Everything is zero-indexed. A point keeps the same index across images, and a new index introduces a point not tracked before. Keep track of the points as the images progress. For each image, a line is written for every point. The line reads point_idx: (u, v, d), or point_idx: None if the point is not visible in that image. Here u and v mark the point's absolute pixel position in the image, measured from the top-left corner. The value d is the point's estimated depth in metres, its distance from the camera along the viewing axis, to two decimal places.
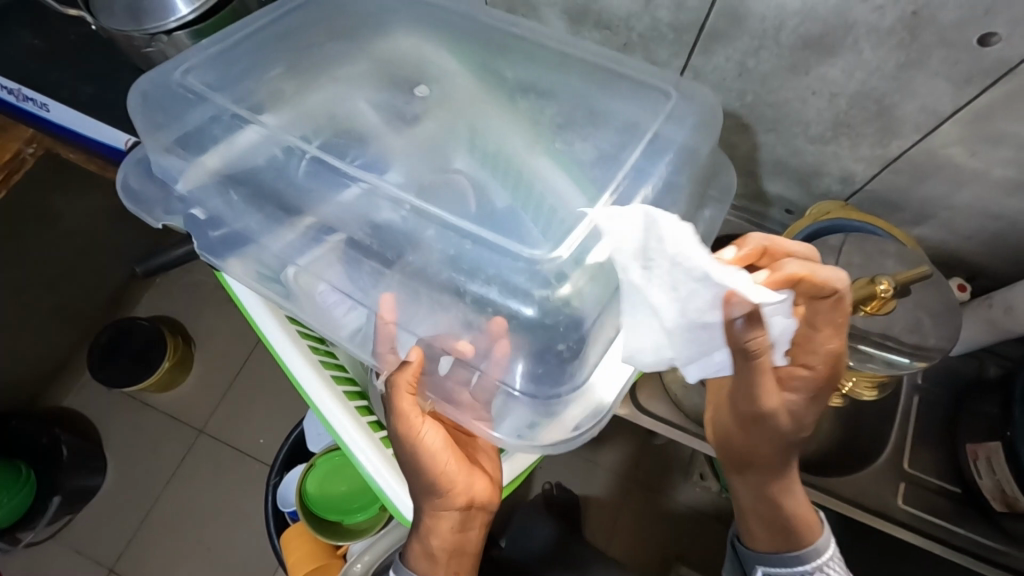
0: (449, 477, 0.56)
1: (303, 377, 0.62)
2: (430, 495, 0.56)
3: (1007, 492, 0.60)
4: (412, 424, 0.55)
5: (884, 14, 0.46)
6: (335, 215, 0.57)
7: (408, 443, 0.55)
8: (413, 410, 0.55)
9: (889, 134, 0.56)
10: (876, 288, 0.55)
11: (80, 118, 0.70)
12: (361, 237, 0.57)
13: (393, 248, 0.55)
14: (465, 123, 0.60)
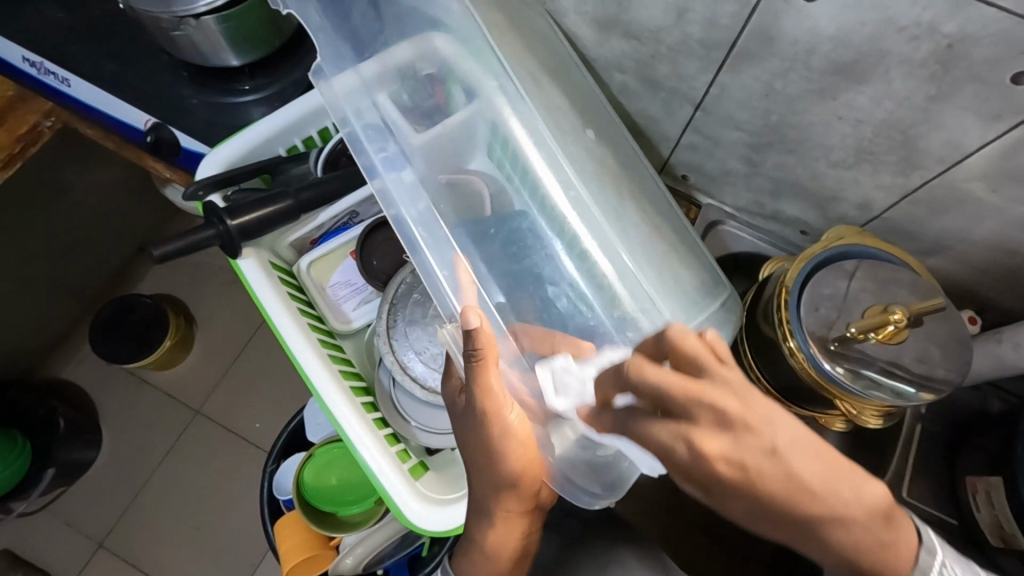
0: (527, 475, 0.51)
1: (312, 372, 0.59)
2: (502, 493, 0.51)
3: (1004, 528, 0.61)
4: (500, 412, 0.49)
5: (918, 46, 0.46)
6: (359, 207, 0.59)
7: (495, 437, 0.49)
8: (496, 389, 0.49)
9: (912, 165, 0.56)
10: (889, 317, 0.56)
11: (100, 94, 0.70)
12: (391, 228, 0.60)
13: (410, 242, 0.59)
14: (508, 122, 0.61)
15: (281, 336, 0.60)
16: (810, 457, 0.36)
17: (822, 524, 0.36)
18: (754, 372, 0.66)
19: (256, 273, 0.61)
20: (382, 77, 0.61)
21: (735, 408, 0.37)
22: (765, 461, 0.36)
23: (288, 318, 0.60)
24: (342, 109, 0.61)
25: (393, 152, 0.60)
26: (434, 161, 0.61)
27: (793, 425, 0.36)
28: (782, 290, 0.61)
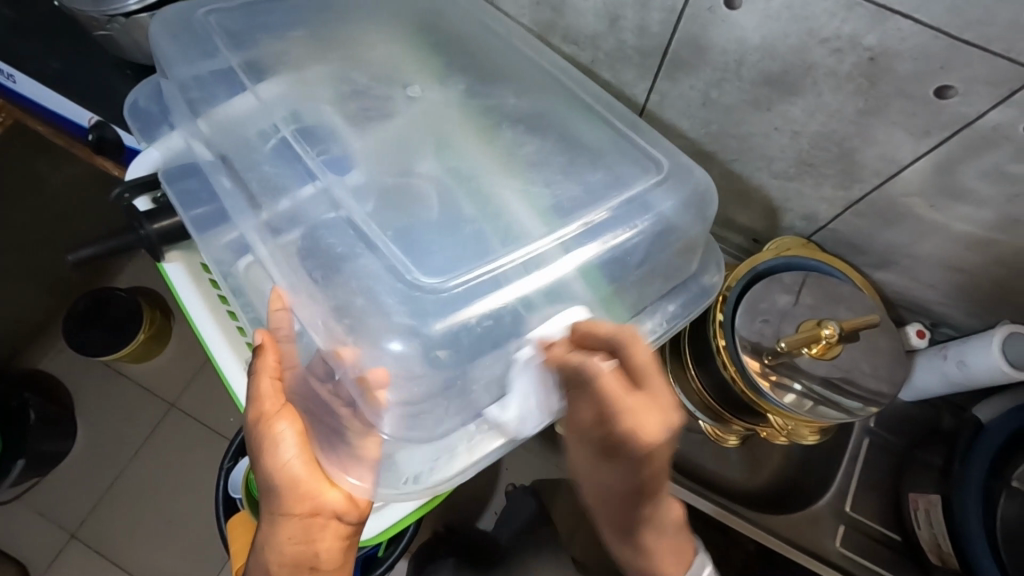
0: (291, 481, 0.53)
1: (231, 375, 0.59)
2: (273, 494, 0.53)
3: (942, 547, 0.59)
4: (265, 416, 0.52)
5: (842, 59, 0.45)
6: (283, 217, 0.49)
7: (261, 440, 0.52)
8: (268, 396, 0.52)
9: (851, 177, 0.55)
10: (821, 331, 0.55)
11: (41, 90, 0.70)
12: (314, 240, 0.48)
13: (344, 253, 0.47)
14: (440, 131, 0.55)
15: (204, 339, 0.60)
16: (638, 419, 0.42)
17: (644, 500, 0.46)
18: (696, 382, 0.66)
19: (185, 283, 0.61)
20: (319, 78, 0.55)
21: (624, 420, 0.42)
22: (631, 403, 0.43)
23: (212, 322, 0.61)
24: (251, 120, 0.52)
25: (338, 150, 0.52)
26: (384, 160, 0.53)
27: (662, 427, 0.42)
28: (719, 298, 0.61)
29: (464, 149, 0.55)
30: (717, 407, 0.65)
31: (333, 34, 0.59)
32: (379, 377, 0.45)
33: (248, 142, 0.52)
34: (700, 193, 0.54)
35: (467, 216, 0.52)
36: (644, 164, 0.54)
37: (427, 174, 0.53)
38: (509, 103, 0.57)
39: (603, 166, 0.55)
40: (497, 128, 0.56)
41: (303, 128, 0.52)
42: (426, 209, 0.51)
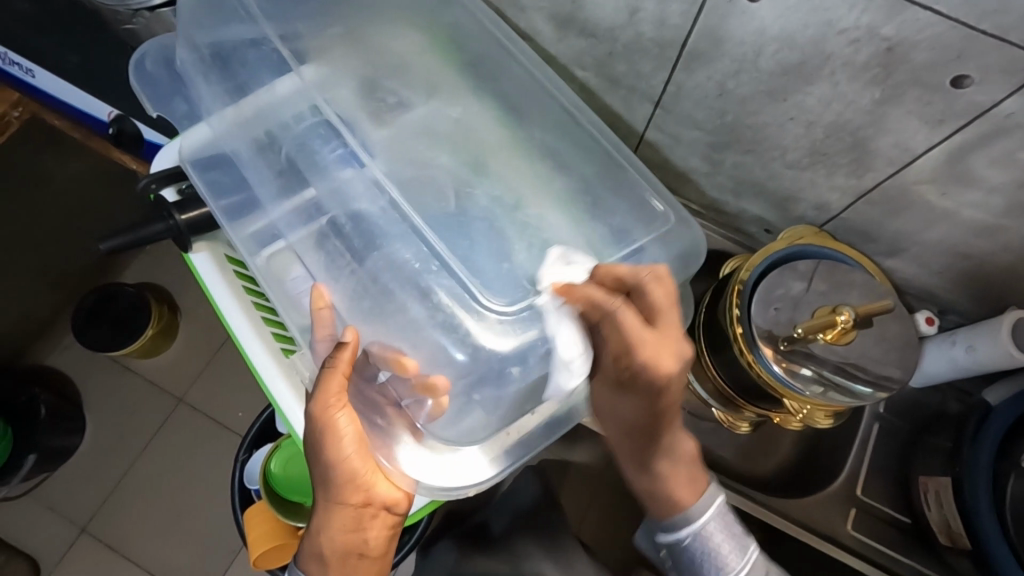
0: (350, 474, 0.52)
1: (260, 363, 0.60)
2: (328, 486, 0.53)
3: (952, 527, 0.61)
4: (327, 408, 0.51)
5: (859, 49, 0.46)
6: (326, 193, 0.56)
7: (320, 431, 0.51)
8: (335, 393, 0.50)
9: (864, 166, 0.56)
10: (836, 318, 0.57)
11: (64, 87, 0.71)
12: (341, 225, 0.56)
13: (365, 240, 0.55)
14: (467, 125, 0.60)
15: (233, 330, 0.61)
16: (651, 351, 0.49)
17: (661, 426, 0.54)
18: (712, 368, 0.67)
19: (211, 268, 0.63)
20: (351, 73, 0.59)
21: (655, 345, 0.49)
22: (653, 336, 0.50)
23: (239, 312, 0.61)
24: (296, 109, 0.57)
25: (364, 141, 0.57)
26: (404, 159, 0.57)
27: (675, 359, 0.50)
28: (735, 286, 0.62)
29: (503, 150, 0.59)
30: (731, 392, 0.66)
31: (351, 34, 0.61)
32: (416, 369, 0.52)
33: (290, 122, 0.57)
34: (692, 244, 0.59)
35: (483, 207, 0.57)
36: (642, 212, 0.58)
37: (461, 179, 0.57)
38: (539, 123, 0.60)
39: (608, 215, 0.58)
40: (527, 139, 0.60)
41: (343, 117, 0.57)
42: (440, 201, 0.56)
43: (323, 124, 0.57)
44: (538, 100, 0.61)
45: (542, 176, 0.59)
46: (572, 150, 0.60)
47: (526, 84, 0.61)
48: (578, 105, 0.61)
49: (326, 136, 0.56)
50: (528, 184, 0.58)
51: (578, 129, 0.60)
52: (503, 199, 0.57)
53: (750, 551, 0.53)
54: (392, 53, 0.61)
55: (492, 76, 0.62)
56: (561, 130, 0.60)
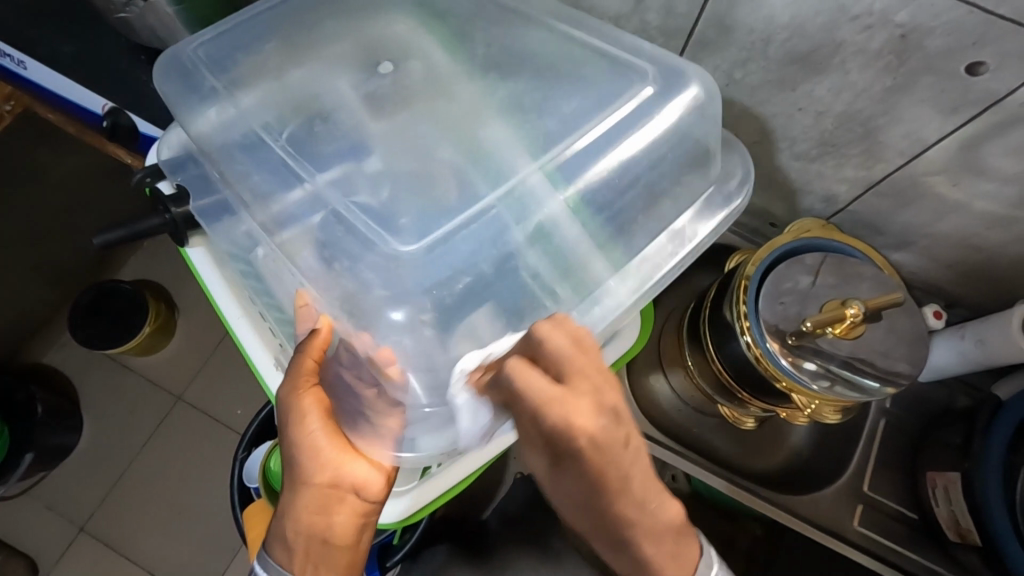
0: (318, 455, 0.51)
1: (254, 353, 0.61)
2: (296, 468, 0.52)
3: (960, 524, 0.60)
4: (295, 390, 0.51)
5: (872, 37, 0.45)
6: (283, 214, 0.51)
7: (287, 412, 0.51)
8: (303, 372, 0.51)
9: (874, 157, 0.55)
10: (846, 312, 0.55)
11: (54, 76, 0.69)
12: (324, 232, 0.50)
13: (351, 244, 0.49)
14: (471, 109, 0.56)
15: (227, 320, 0.63)
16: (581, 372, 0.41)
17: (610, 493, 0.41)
18: (717, 363, 0.66)
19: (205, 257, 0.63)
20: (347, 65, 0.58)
21: (565, 374, 0.41)
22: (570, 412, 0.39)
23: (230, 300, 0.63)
24: (255, 120, 0.55)
25: (352, 141, 0.54)
26: (403, 152, 0.54)
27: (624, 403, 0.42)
28: (742, 281, 0.61)
29: (485, 123, 0.55)
30: (737, 387, 0.65)
31: (292, 44, 0.59)
32: (364, 344, 0.48)
33: (253, 139, 0.54)
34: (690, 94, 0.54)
35: (487, 199, 0.51)
36: (623, 75, 0.55)
37: (448, 161, 0.54)
38: (519, 85, 0.56)
39: (585, 99, 0.54)
40: (512, 103, 0.56)
41: (309, 130, 0.55)
42: (441, 198, 0.51)
43: (246, 145, 0.54)
44: (533, 57, 0.57)
45: (526, 124, 0.54)
46: (559, 73, 0.56)
47: (518, 44, 0.57)
48: (557, 39, 0.57)
49: (254, 148, 0.54)
50: (505, 145, 0.54)
51: (559, 52, 0.57)
52: (482, 161, 0.54)
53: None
54: (400, 41, 0.60)
55: (484, 51, 0.58)
56: (546, 68, 0.56)
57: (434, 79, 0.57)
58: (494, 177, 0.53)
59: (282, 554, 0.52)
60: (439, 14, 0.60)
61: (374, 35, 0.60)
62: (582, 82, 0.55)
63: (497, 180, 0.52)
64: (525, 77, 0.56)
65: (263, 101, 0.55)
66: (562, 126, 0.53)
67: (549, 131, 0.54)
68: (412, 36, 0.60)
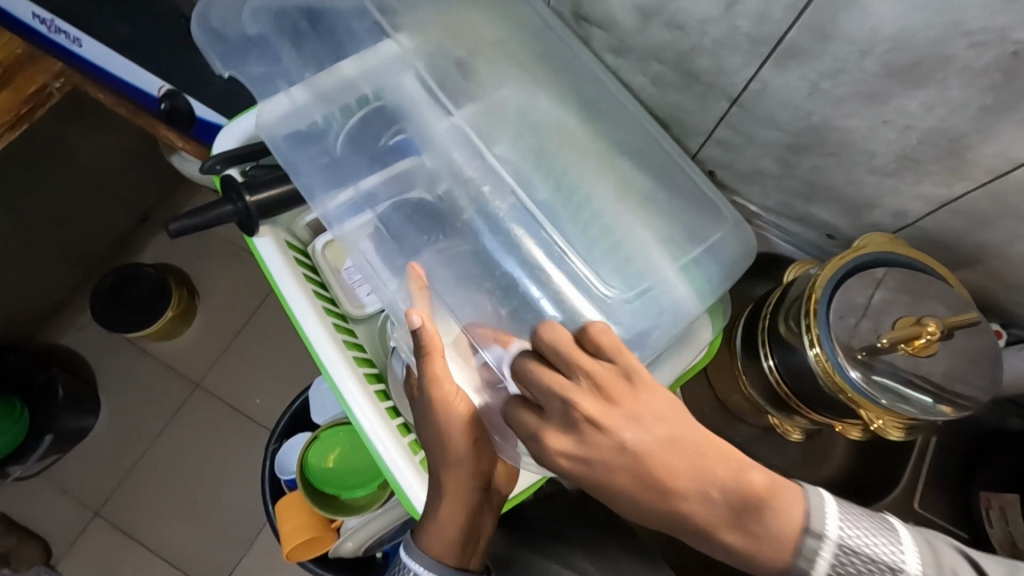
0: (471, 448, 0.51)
1: (318, 348, 0.60)
2: (448, 460, 0.51)
3: (1019, 545, 0.60)
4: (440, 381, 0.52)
5: (982, 53, 0.44)
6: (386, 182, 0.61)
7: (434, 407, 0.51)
8: (444, 376, 0.52)
9: (957, 175, 0.54)
10: (923, 329, 0.55)
11: (113, 57, 0.67)
12: (414, 211, 0.61)
13: (433, 227, 0.61)
14: (526, 112, 0.61)
15: (290, 310, 0.61)
16: (664, 452, 0.39)
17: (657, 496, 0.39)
18: (774, 374, 0.66)
19: (273, 250, 0.62)
20: (420, 51, 0.62)
21: (655, 462, 0.39)
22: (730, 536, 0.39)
23: (297, 291, 0.61)
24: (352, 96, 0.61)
25: (421, 132, 0.61)
26: (466, 138, 0.60)
27: (659, 424, 0.39)
28: (811, 297, 0.59)
29: (544, 122, 0.61)
30: (792, 398, 0.65)
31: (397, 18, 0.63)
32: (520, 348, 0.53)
33: (352, 108, 0.62)
34: (747, 247, 0.62)
35: (542, 198, 0.59)
36: (707, 228, 0.61)
37: (502, 149, 0.61)
38: (585, 92, 0.64)
39: (663, 187, 0.62)
40: (603, 142, 0.62)
41: (396, 106, 0.61)
42: (501, 185, 0.60)
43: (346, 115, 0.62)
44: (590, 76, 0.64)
45: (616, 175, 0.61)
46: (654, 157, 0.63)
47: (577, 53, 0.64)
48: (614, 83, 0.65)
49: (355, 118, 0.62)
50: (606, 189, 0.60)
51: (641, 124, 0.64)
52: (540, 153, 0.60)
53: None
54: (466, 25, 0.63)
55: (544, 60, 0.64)
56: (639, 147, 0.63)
57: (496, 74, 0.62)
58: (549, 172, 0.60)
59: (427, 546, 0.50)
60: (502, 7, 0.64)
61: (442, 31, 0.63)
62: (647, 153, 0.63)
63: (590, 226, 0.59)
64: (581, 94, 0.63)
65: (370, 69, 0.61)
66: (661, 210, 0.61)
67: (615, 181, 0.61)
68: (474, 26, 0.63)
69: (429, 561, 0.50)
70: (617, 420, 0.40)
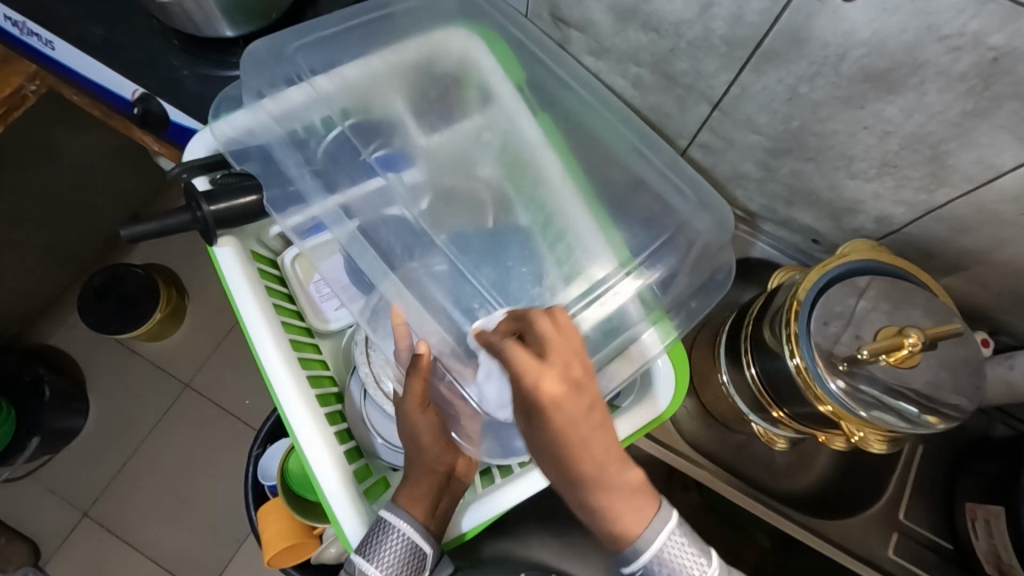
0: (436, 449, 0.56)
1: (272, 370, 0.59)
2: (417, 456, 0.56)
3: (1002, 558, 0.59)
4: (415, 404, 0.55)
5: (959, 58, 0.43)
6: (364, 199, 0.57)
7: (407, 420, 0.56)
8: (421, 395, 0.55)
9: (939, 181, 0.53)
10: (904, 340, 0.54)
11: (84, 59, 0.66)
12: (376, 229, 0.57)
13: (402, 251, 0.56)
14: (509, 140, 0.61)
15: (246, 327, 0.60)
16: (594, 433, 0.46)
17: (570, 453, 0.46)
18: (756, 382, 0.65)
19: (230, 264, 0.61)
20: (403, 77, 0.61)
21: (587, 461, 0.47)
22: (610, 497, 0.48)
23: (255, 307, 0.60)
24: (327, 110, 0.59)
25: (400, 151, 0.59)
26: (444, 167, 0.60)
27: (584, 407, 0.46)
28: (792, 304, 0.59)
29: (521, 148, 0.61)
30: (776, 408, 0.64)
31: (383, 42, 0.62)
32: (473, 377, 0.54)
33: (322, 128, 0.59)
34: (719, 223, 0.60)
35: (522, 226, 0.58)
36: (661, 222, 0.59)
37: (487, 181, 0.60)
38: (567, 117, 0.63)
39: (641, 194, 0.61)
40: (582, 171, 0.61)
41: (373, 124, 0.59)
42: (478, 214, 0.58)
43: (316, 136, 0.59)
44: (577, 101, 0.64)
45: (597, 206, 0.59)
46: (612, 176, 0.61)
47: (562, 84, 0.64)
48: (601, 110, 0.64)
49: (335, 142, 0.59)
50: (577, 219, 0.58)
51: (610, 128, 0.63)
52: (524, 186, 0.60)
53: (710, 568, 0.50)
54: (453, 54, 0.62)
55: (531, 89, 0.63)
56: (600, 167, 0.61)
57: (484, 98, 0.62)
58: (530, 202, 0.59)
59: (417, 510, 0.54)
60: (495, 37, 0.63)
61: (438, 55, 0.62)
62: (616, 150, 0.62)
63: (563, 254, 0.57)
64: (564, 120, 0.63)
65: (343, 92, 0.59)
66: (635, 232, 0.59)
67: (587, 198, 0.59)
68: (462, 57, 0.63)
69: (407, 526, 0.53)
70: (568, 351, 0.47)
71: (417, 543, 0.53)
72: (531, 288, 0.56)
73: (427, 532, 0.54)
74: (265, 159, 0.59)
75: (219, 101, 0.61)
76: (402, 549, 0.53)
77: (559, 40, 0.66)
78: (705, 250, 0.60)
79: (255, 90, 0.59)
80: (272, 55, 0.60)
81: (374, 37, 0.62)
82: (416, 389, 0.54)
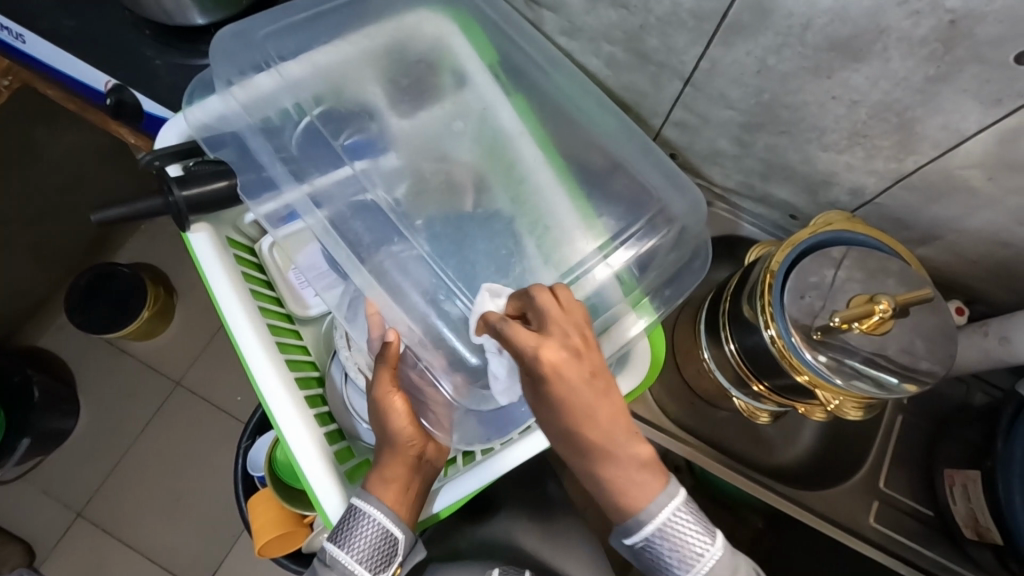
0: (406, 437, 0.54)
1: (250, 354, 0.59)
2: (386, 445, 0.55)
3: (979, 521, 0.60)
4: (382, 391, 0.54)
5: (919, 23, 0.43)
6: (335, 185, 0.57)
7: (376, 406, 0.55)
8: (389, 382, 0.54)
9: (908, 149, 0.54)
10: (874, 307, 0.54)
11: (54, 51, 0.66)
12: (350, 216, 0.57)
13: (379, 237, 0.56)
14: (484, 122, 0.61)
15: (223, 314, 0.60)
16: (603, 402, 0.45)
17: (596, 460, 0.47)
18: (733, 355, 0.66)
19: (205, 252, 0.61)
20: (378, 62, 0.61)
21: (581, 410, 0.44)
22: (613, 471, 0.47)
23: (232, 295, 0.60)
24: (301, 96, 0.59)
25: (375, 136, 0.59)
26: (419, 151, 0.60)
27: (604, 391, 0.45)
28: (766, 276, 0.59)
29: (496, 130, 0.61)
30: (755, 380, 0.65)
31: (356, 27, 0.62)
32: (445, 366, 0.55)
33: (296, 114, 0.59)
34: (696, 204, 0.60)
35: (500, 209, 0.58)
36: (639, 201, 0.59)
37: (465, 164, 0.60)
38: (541, 96, 0.63)
39: (617, 173, 0.60)
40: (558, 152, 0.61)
41: (347, 111, 0.60)
42: (455, 198, 0.58)
43: (291, 121, 0.59)
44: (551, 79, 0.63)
45: (574, 188, 0.59)
46: (589, 158, 0.61)
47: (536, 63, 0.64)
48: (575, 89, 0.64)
49: (308, 127, 0.59)
50: (553, 203, 0.58)
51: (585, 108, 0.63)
52: (501, 169, 0.60)
53: (712, 547, 0.51)
54: (427, 37, 0.62)
55: (504, 70, 0.63)
56: (576, 150, 0.61)
57: (458, 80, 0.62)
58: (507, 184, 0.59)
59: (385, 497, 0.53)
60: (467, 18, 0.63)
61: (411, 38, 0.62)
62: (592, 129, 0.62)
63: (540, 236, 0.57)
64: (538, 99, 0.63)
65: (317, 78, 0.59)
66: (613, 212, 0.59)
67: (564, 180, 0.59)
68: (435, 40, 0.62)
69: (374, 514, 0.53)
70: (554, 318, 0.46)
71: (385, 532, 0.53)
72: (508, 271, 0.56)
73: (396, 521, 0.53)
74: (239, 146, 0.59)
75: (194, 89, 0.61)
76: (375, 537, 0.53)
77: (532, 21, 0.66)
78: (685, 229, 0.60)
79: (227, 77, 0.59)
80: (247, 41, 0.60)
81: (346, 21, 0.62)
82: (383, 377, 0.54)
